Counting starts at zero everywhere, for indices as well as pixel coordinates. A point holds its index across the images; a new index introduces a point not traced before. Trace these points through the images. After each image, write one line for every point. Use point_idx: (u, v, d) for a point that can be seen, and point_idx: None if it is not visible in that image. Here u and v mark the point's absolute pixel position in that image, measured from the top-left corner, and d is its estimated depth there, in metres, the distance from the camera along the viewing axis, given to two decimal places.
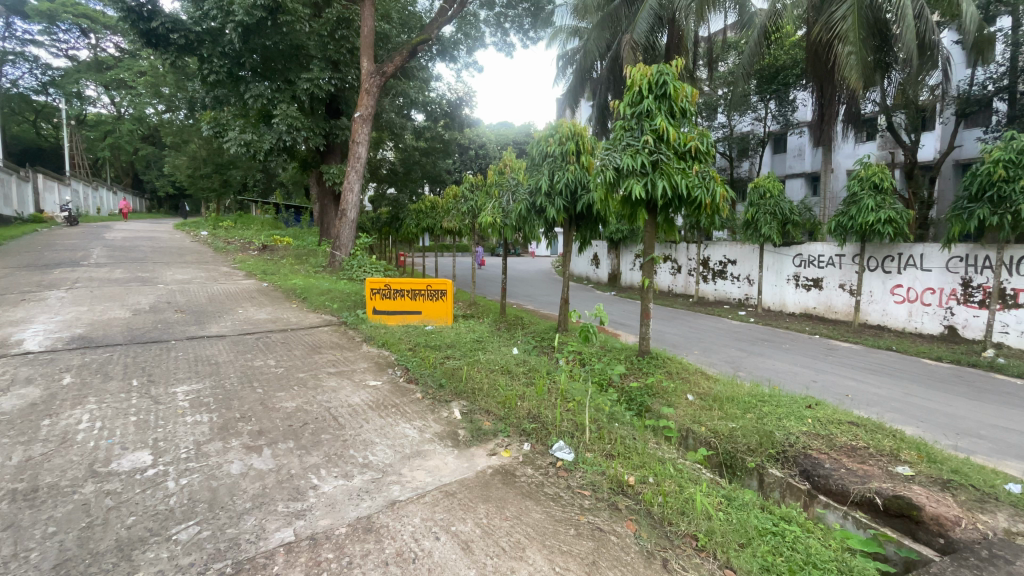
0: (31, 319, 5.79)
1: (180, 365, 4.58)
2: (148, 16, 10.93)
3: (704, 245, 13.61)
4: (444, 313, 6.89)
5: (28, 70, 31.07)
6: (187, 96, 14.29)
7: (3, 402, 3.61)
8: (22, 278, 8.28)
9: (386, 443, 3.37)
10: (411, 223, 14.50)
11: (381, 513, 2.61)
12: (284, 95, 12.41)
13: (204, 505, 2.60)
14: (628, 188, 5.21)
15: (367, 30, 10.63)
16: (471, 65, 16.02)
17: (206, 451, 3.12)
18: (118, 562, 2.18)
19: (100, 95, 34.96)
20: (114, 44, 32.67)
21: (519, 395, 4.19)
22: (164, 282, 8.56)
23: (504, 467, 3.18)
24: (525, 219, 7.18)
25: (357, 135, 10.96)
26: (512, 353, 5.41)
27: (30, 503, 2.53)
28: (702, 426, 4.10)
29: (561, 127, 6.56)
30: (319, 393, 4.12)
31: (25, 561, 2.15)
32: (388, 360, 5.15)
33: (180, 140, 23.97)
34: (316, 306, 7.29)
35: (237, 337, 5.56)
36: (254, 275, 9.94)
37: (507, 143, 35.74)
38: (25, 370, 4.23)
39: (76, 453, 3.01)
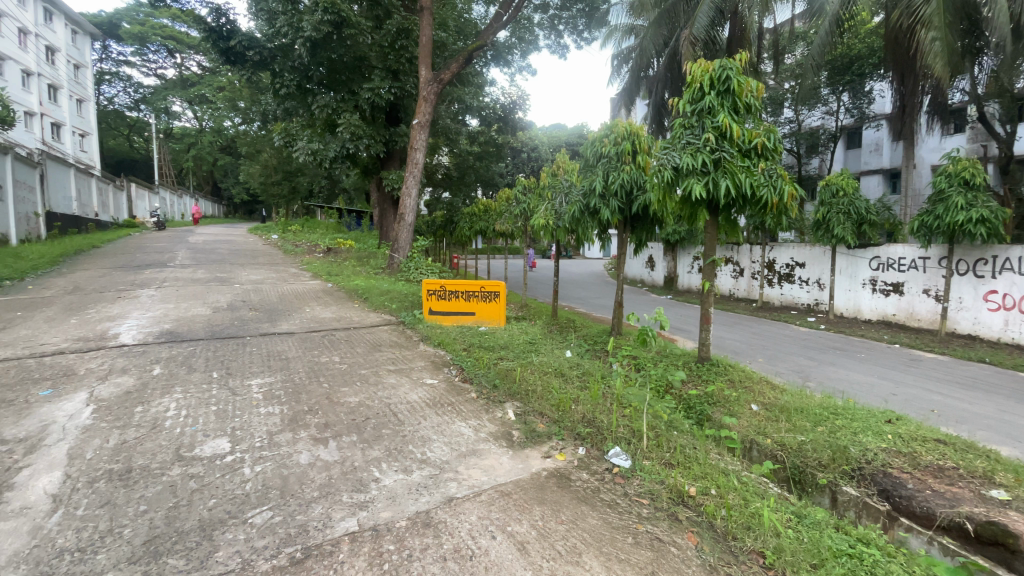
0: (126, 314, 6.39)
1: (254, 360, 4.89)
2: (227, 34, 11.80)
3: (769, 247, 12.94)
4: (497, 315, 6.94)
5: (122, 89, 35.83)
6: (260, 108, 15.29)
7: (103, 390, 4.01)
8: (119, 278, 9.16)
9: (442, 441, 3.43)
10: (464, 226, 14.76)
11: (439, 509, 2.66)
12: (347, 105, 13.13)
13: (276, 491, 2.76)
14: (687, 188, 5.03)
15: (426, 39, 10.92)
16: (524, 69, 16.16)
17: (277, 441, 3.31)
18: (200, 541, 2.35)
19: (184, 110, 38.14)
20: (197, 62, 35.32)
21: (573, 398, 4.14)
22: (239, 282, 9.19)
23: (559, 470, 3.15)
24: (578, 221, 7.05)
25: (415, 142, 11.29)
26: (565, 356, 5.37)
27: (125, 483, 2.78)
28: (768, 438, 3.89)
29: (616, 127, 6.45)
30: (379, 390, 4.27)
31: (118, 537, 2.37)
32: (444, 360, 5.25)
33: (254, 150, 25.80)
34: (376, 307, 7.57)
35: (304, 335, 5.87)
36: (319, 276, 10.48)
37: (560, 144, 35.61)
38: (121, 361, 4.67)
39: (165, 438, 3.29)
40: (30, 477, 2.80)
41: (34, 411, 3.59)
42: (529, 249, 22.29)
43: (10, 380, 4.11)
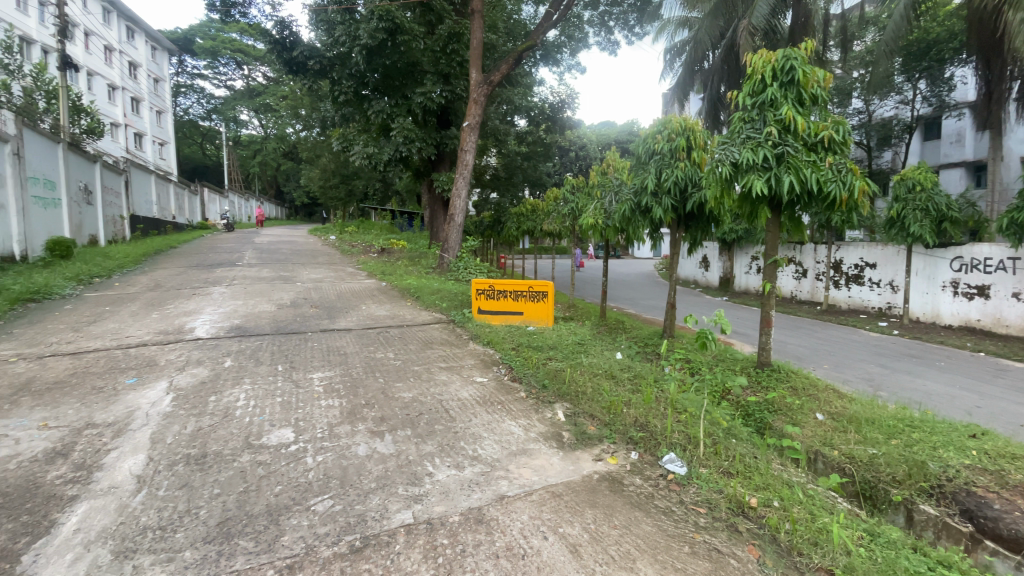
0: (200, 310, 6.88)
1: (315, 354, 5.13)
2: (290, 46, 12.49)
3: (835, 246, 12.19)
4: (545, 315, 6.91)
5: (196, 100, 38.88)
6: (319, 115, 16.04)
7: (181, 379, 4.34)
8: (193, 276, 9.87)
9: (493, 438, 3.46)
10: (512, 226, 14.80)
11: (490, 506, 2.68)
12: (401, 109, 13.52)
13: (337, 481, 2.87)
14: (747, 185, 4.80)
15: (477, 41, 11.04)
16: (573, 67, 16.07)
17: (337, 433, 3.46)
18: (267, 524, 2.49)
19: (251, 118, 40.66)
20: (262, 73, 37.48)
21: (625, 401, 4.04)
22: (300, 281, 9.67)
23: (611, 474, 3.09)
24: (628, 220, 6.88)
25: (465, 144, 11.46)
26: (616, 358, 5.26)
27: (201, 467, 2.99)
28: (835, 450, 3.65)
29: (670, 123, 6.26)
30: (432, 386, 4.36)
31: (195, 516, 2.54)
32: (493, 359, 5.29)
33: (314, 154, 27.10)
34: (427, 305, 7.75)
35: (361, 331, 6.10)
36: (373, 276, 10.83)
37: (610, 142, 35.10)
38: (197, 353, 5.03)
39: (235, 426, 3.50)
40: (118, 458, 3.06)
41: (122, 397, 3.93)
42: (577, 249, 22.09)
43: (101, 369, 4.52)
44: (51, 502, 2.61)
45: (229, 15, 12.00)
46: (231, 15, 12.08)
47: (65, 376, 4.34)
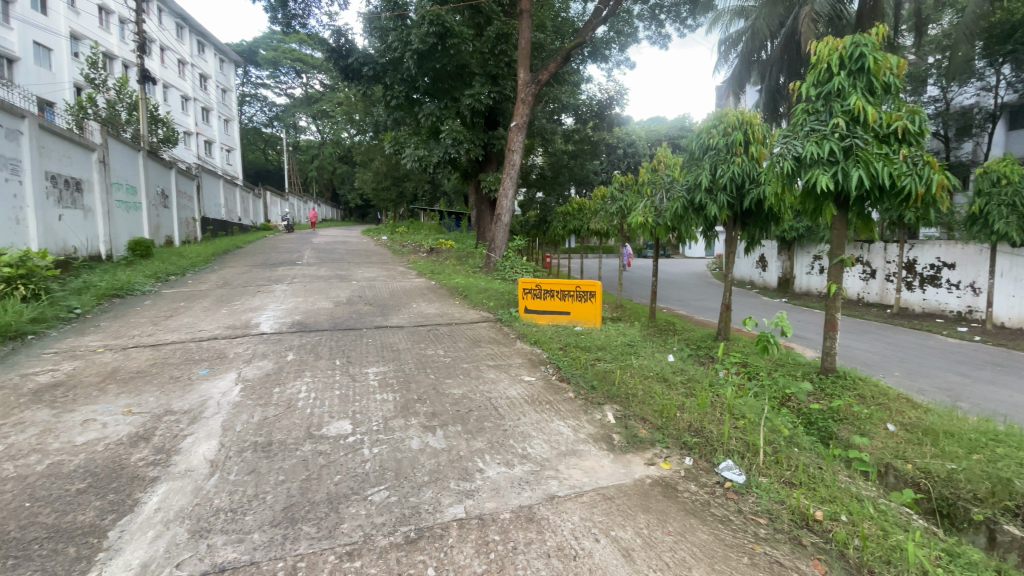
0: (265, 306, 7.29)
1: (370, 350, 5.31)
2: (345, 53, 13.01)
3: (908, 245, 11.35)
4: (593, 315, 6.83)
5: (259, 107, 41.18)
6: (372, 119, 16.60)
7: (248, 370, 4.63)
8: (257, 274, 10.48)
9: (542, 438, 3.46)
10: (558, 225, 14.72)
11: (541, 505, 2.68)
12: (450, 111, 13.73)
13: (391, 473, 2.96)
14: (811, 180, 4.54)
15: (525, 41, 11.05)
16: (622, 63, 15.83)
17: (391, 426, 3.57)
18: (328, 512, 2.60)
19: (309, 124, 42.72)
20: (319, 80, 39.26)
21: (678, 405, 3.92)
22: (354, 279, 10.05)
23: (664, 479, 3.02)
24: (680, 218, 6.66)
25: (513, 144, 11.50)
26: (668, 360, 5.12)
27: (267, 455, 3.16)
28: (908, 463, 3.40)
29: (726, 116, 6.02)
30: (481, 383, 4.42)
31: (262, 501, 2.70)
32: (541, 358, 5.29)
33: (367, 158, 28.09)
34: (475, 304, 7.85)
35: (412, 328, 6.26)
36: (423, 275, 11.09)
37: (659, 138, 34.25)
38: (262, 347, 5.33)
39: (298, 417, 3.68)
40: (193, 443, 3.30)
41: (196, 387, 4.22)
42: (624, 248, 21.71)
43: (177, 360, 4.88)
44: (136, 482, 2.85)
45: (289, 26, 12.64)
46: (292, 26, 12.70)
47: (147, 366, 4.72)
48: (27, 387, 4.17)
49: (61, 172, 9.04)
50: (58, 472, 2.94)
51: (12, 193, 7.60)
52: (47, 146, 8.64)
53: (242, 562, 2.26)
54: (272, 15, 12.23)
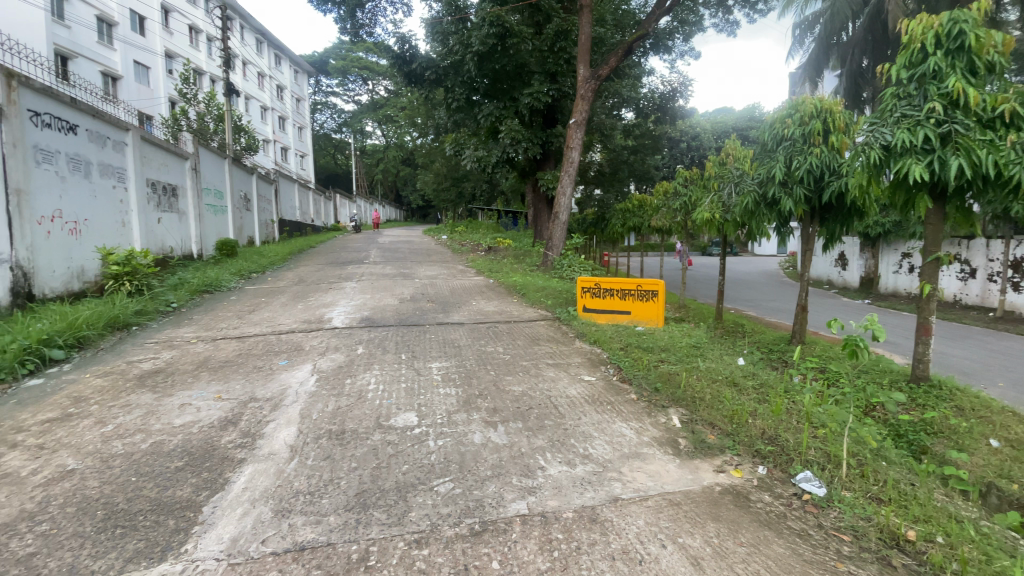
0: (336, 302, 7.71)
1: (433, 346, 5.47)
2: (409, 59, 13.56)
3: (1016, 241, 10.13)
4: (655, 315, 6.63)
5: (330, 115, 43.76)
6: (434, 122, 17.07)
7: (323, 362, 4.92)
8: (329, 272, 11.09)
9: (604, 439, 3.41)
10: (617, 223, 14.43)
11: (604, 507, 2.65)
12: (509, 111, 13.82)
13: (456, 465, 3.04)
14: (902, 171, 4.15)
15: (585, 37, 10.91)
16: (687, 53, 15.32)
17: (454, 419, 3.66)
18: (397, 500, 2.71)
19: (374, 129, 44.60)
20: (383, 86, 40.84)
21: (749, 411, 3.72)
22: (417, 277, 10.38)
23: (735, 487, 2.88)
24: (751, 214, 6.30)
25: (572, 141, 11.38)
26: (737, 364, 4.88)
27: (340, 442, 3.34)
28: (1017, 485, 3.04)
29: (802, 105, 5.63)
30: (540, 381, 4.43)
31: (337, 486, 2.85)
32: (601, 357, 5.21)
33: (428, 159, 28.93)
34: (534, 302, 7.88)
35: (473, 325, 6.38)
36: (482, 273, 11.28)
37: (727, 130, 32.63)
38: (334, 340, 5.64)
39: (368, 407, 3.86)
40: (275, 429, 3.54)
41: (277, 376, 4.55)
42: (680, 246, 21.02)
43: (259, 351, 5.27)
44: (226, 462, 3.10)
45: (358, 35, 13.26)
46: (359, 35, 13.32)
47: (234, 356, 5.14)
48: (134, 373, 4.66)
49: (159, 179, 9.97)
50: (159, 450, 3.26)
51: (118, 198, 8.47)
52: (147, 156, 9.56)
53: (320, 543, 2.40)
54: (342, 25, 12.87)
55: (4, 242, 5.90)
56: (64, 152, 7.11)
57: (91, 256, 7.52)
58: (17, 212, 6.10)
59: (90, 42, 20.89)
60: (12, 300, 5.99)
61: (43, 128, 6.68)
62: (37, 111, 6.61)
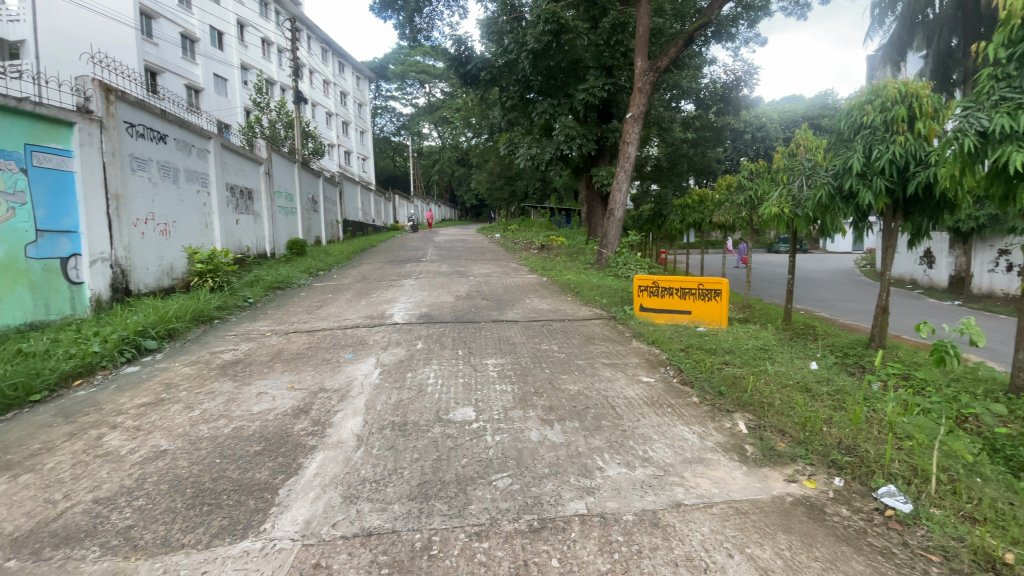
0: (396, 298, 8.00)
1: (489, 342, 5.54)
2: (464, 60, 13.81)
3: None
4: (718, 316, 6.38)
5: (389, 118, 45.43)
6: (488, 121, 17.25)
7: (385, 356, 5.12)
8: (389, 270, 11.50)
9: (664, 442, 3.32)
10: (675, 219, 13.98)
11: (666, 511, 2.58)
12: (563, 108, 13.71)
13: (513, 462, 3.06)
14: (1001, 160, 3.74)
15: (643, 29, 10.63)
16: (751, 40, 14.57)
17: (511, 416, 3.69)
18: (457, 492, 2.77)
19: (430, 130, 45.76)
20: (439, 88, 41.81)
21: (825, 418, 3.50)
22: (472, 275, 10.54)
23: (808, 499, 2.72)
24: (825, 208, 5.89)
25: (628, 135, 11.13)
26: (809, 368, 4.59)
27: (403, 434, 3.46)
28: None
29: (885, 89, 5.19)
30: (597, 381, 4.37)
31: (400, 476, 2.96)
32: (660, 358, 5.07)
33: (482, 159, 29.32)
34: (588, 300, 7.81)
35: (527, 323, 6.41)
36: (535, 271, 11.31)
37: (796, 120, 30.75)
38: (394, 335, 5.85)
39: (428, 401, 3.97)
40: (343, 418, 3.73)
41: (343, 368, 4.79)
42: (741, 243, 20.09)
43: (327, 344, 5.56)
44: (299, 449, 3.30)
45: (416, 40, 13.57)
46: (418, 40, 13.65)
47: (304, 348, 5.45)
48: (217, 362, 5.06)
49: (237, 183, 10.74)
50: (240, 435, 3.52)
51: (202, 202, 9.19)
52: (226, 161, 10.31)
53: (386, 529, 2.50)
54: (401, 31, 13.28)
55: (106, 242, 6.56)
56: (156, 160, 7.80)
57: (178, 255, 8.21)
58: (117, 215, 6.76)
59: (176, 58, 22.80)
60: (114, 295, 6.66)
61: (138, 138, 7.36)
62: (133, 122, 7.27)
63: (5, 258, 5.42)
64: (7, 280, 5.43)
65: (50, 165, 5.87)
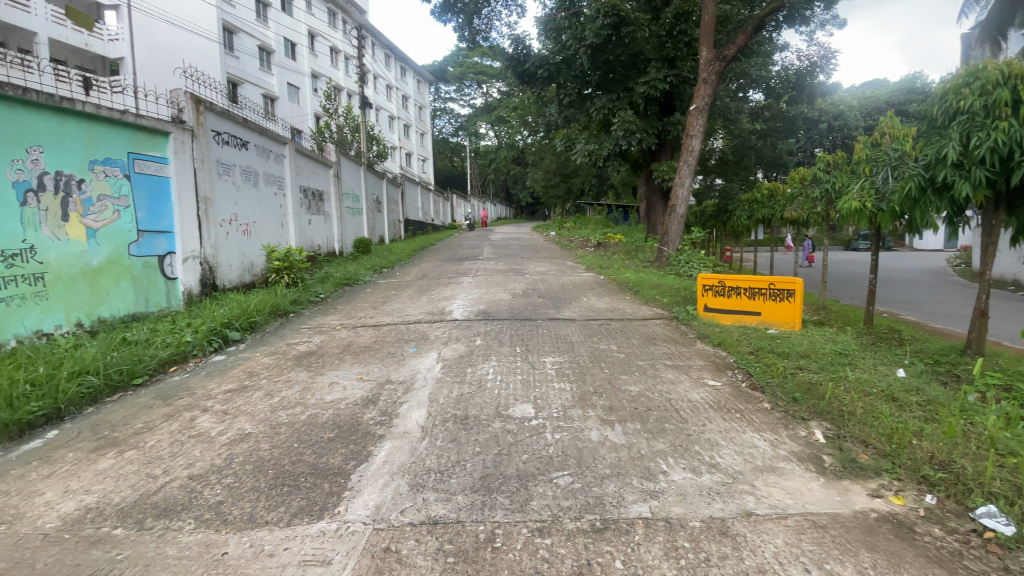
0: (455, 296, 8.18)
1: (546, 340, 5.54)
2: (523, 59, 13.87)
3: None
4: (792, 317, 6.01)
5: (448, 119, 46.45)
6: (544, 119, 17.08)
7: (446, 351, 5.25)
8: (448, 268, 11.75)
9: (733, 449, 3.19)
10: (741, 215, 13.34)
11: (736, 520, 2.48)
12: (623, 102, 13.40)
13: (574, 460, 3.06)
14: None
15: (708, 17, 10.19)
16: (828, 22, 13.58)
17: (571, 415, 3.69)
18: (519, 487, 2.81)
19: (487, 130, 46.30)
20: (496, 88, 42.18)
21: (914, 430, 3.22)
22: (529, 273, 10.57)
23: (894, 516, 2.52)
24: (914, 202, 5.40)
25: (691, 128, 10.70)
26: (897, 376, 4.23)
27: (464, 428, 3.54)
28: None
29: (987, 69, 4.68)
30: (658, 383, 4.27)
31: (463, 468, 3.04)
32: (726, 361, 4.87)
33: (539, 157, 29.30)
34: (648, 299, 7.62)
35: (585, 322, 6.36)
36: (592, 269, 11.19)
37: (880, 107, 28.32)
38: (454, 332, 5.99)
39: (488, 396, 4.04)
40: (408, 410, 3.88)
41: (407, 361, 4.97)
42: (807, 240, 18.86)
43: (392, 338, 5.79)
44: (368, 437, 3.47)
45: (475, 41, 13.77)
46: (476, 41, 13.84)
47: (370, 342, 5.71)
48: (293, 353, 5.42)
49: (309, 186, 11.40)
50: (315, 422, 3.75)
51: (279, 203, 9.84)
52: (300, 165, 10.97)
53: (451, 518, 2.58)
54: (460, 33, 13.52)
55: (196, 241, 7.18)
56: (239, 165, 8.43)
57: (258, 253, 8.85)
58: (205, 216, 7.38)
59: (254, 69, 24.49)
60: (202, 289, 7.30)
61: (223, 145, 7.99)
62: (219, 131, 7.90)
63: (112, 256, 5.96)
64: (114, 276, 5.97)
65: (149, 171, 6.46)
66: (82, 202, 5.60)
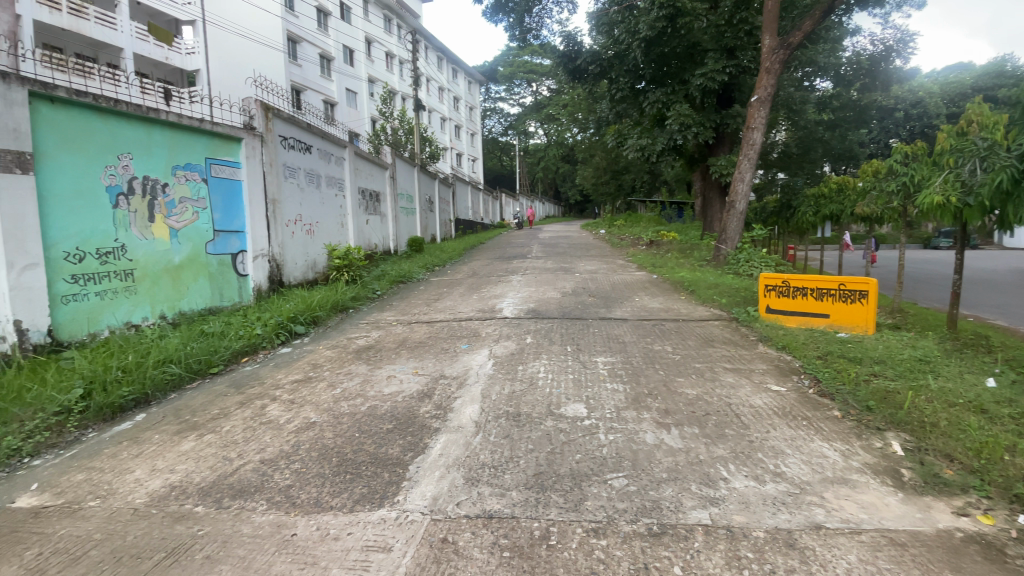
0: (505, 294, 8.24)
1: (598, 340, 5.48)
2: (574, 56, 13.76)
3: None
4: (865, 320, 5.62)
5: (498, 119, 46.81)
6: (595, 115, 16.89)
7: (497, 348, 5.32)
8: (498, 265, 11.86)
9: (799, 457, 3.03)
10: (806, 211, 12.61)
11: (804, 532, 2.36)
12: (678, 95, 13.02)
13: (629, 462, 3.02)
14: None
15: (772, 3, 9.68)
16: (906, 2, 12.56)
17: (624, 416, 3.64)
18: (573, 486, 2.81)
19: (537, 128, 46.24)
20: (546, 85, 42.05)
21: (1007, 445, 2.94)
22: (579, 272, 10.49)
23: (985, 537, 2.32)
24: (1007, 196, 4.91)
25: (752, 121, 10.21)
26: (986, 386, 3.87)
27: (517, 424, 3.57)
28: None
29: None
30: (717, 387, 4.12)
31: (517, 464, 3.07)
32: (791, 366, 4.63)
33: (589, 154, 28.93)
34: (704, 300, 7.37)
35: (638, 322, 6.23)
36: (644, 268, 10.94)
37: (967, 91, 25.88)
38: (505, 329, 6.04)
39: (540, 395, 4.06)
40: (462, 405, 3.96)
41: (460, 357, 5.07)
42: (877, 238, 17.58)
43: (444, 335, 5.93)
44: (424, 430, 3.57)
45: (525, 40, 13.80)
46: (527, 40, 13.87)
47: (424, 338, 5.87)
48: (352, 347, 5.66)
49: (367, 187, 11.85)
50: (374, 413, 3.91)
51: (339, 204, 10.30)
52: (358, 167, 11.43)
53: (506, 514, 2.61)
54: (511, 32, 13.58)
55: (265, 240, 7.64)
56: (303, 168, 8.89)
57: (320, 252, 9.31)
58: (272, 216, 7.84)
59: (315, 75, 25.68)
60: (270, 285, 7.77)
61: (289, 150, 8.45)
62: (286, 136, 8.36)
63: (192, 254, 6.44)
64: (194, 272, 6.45)
65: (223, 175, 6.95)
66: (166, 205, 6.10)
